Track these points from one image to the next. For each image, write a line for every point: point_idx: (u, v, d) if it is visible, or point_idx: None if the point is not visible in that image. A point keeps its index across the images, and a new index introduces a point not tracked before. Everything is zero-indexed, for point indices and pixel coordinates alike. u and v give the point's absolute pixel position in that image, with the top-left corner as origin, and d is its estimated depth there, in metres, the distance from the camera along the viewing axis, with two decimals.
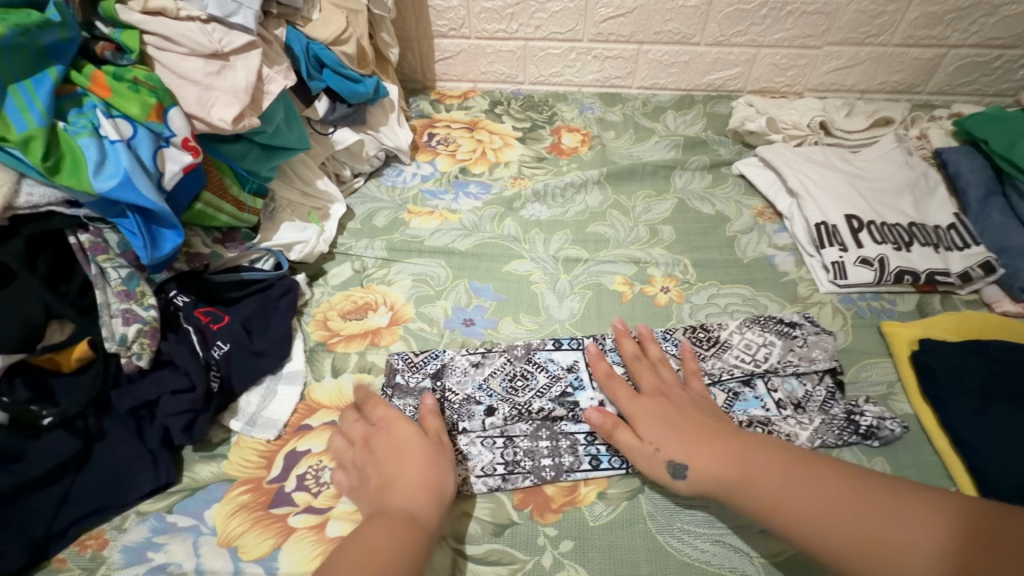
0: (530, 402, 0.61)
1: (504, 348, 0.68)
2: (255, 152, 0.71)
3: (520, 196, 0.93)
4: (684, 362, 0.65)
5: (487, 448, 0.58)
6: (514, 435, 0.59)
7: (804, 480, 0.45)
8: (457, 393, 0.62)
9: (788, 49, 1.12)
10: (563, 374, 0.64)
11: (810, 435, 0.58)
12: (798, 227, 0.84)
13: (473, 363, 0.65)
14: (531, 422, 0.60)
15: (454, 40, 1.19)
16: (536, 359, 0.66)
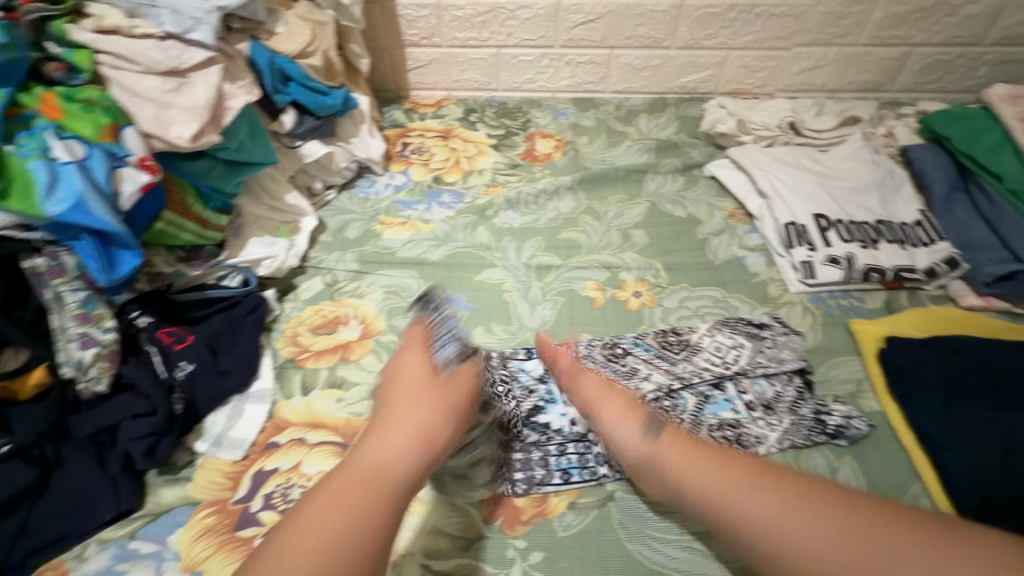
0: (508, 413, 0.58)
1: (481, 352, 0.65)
2: (218, 168, 0.70)
3: (492, 205, 0.93)
4: (655, 367, 0.64)
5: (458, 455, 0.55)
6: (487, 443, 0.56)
7: (769, 501, 0.42)
8: None
9: (757, 51, 1.14)
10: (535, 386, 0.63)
11: (778, 437, 0.59)
12: (768, 227, 0.84)
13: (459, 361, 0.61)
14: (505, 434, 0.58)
15: (427, 50, 1.19)
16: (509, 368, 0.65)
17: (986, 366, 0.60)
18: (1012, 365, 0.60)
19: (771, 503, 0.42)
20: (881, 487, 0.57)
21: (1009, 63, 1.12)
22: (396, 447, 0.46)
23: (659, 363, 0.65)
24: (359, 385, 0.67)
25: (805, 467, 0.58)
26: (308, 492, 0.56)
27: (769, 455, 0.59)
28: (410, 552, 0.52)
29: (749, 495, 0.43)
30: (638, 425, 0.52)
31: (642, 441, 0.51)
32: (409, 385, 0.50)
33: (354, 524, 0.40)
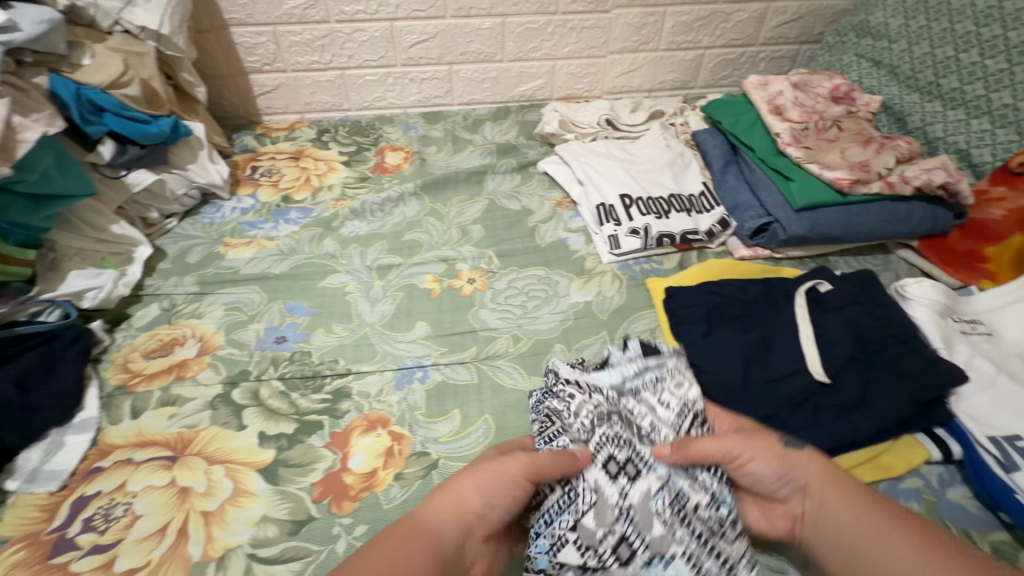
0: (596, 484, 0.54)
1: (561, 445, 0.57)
2: (20, 203, 0.69)
3: (338, 216, 0.97)
4: (571, 401, 0.61)
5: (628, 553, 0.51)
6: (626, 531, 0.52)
7: (876, 537, 0.47)
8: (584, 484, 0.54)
9: (579, 59, 1.28)
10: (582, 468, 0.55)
11: (666, 404, 0.60)
12: (585, 210, 0.96)
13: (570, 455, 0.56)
14: (617, 509, 0.53)
15: (270, 75, 1.21)
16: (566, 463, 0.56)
17: (736, 298, 0.71)
18: (758, 294, 0.71)
19: (864, 529, 0.48)
20: None
21: (782, 58, 1.33)
22: (458, 503, 0.49)
23: (565, 396, 0.61)
24: (194, 399, 0.67)
25: None
26: (132, 507, 0.56)
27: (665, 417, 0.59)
28: (238, 544, 0.54)
29: (845, 526, 0.49)
30: (781, 484, 0.54)
31: (798, 501, 0.53)
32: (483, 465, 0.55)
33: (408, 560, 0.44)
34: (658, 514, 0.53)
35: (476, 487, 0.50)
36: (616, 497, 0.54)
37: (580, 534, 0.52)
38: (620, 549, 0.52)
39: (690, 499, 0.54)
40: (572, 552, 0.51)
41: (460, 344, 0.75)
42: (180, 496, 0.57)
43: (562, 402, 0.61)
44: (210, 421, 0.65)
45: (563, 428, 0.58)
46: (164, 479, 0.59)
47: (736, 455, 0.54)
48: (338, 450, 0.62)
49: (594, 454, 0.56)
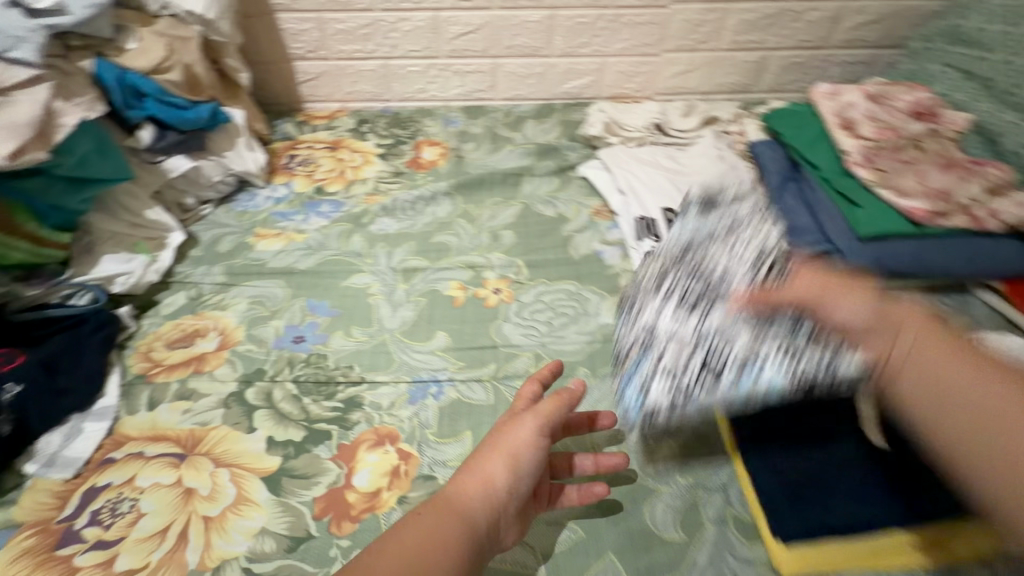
0: (664, 328, 0.61)
1: (638, 324, 0.65)
2: (59, 185, 0.69)
3: (367, 213, 0.96)
4: (653, 289, 0.68)
5: (704, 389, 0.54)
6: (698, 364, 0.56)
7: (989, 393, 0.40)
8: (660, 338, 0.61)
9: (631, 57, 1.20)
10: (661, 335, 0.61)
11: (739, 262, 0.65)
12: (624, 223, 0.90)
13: (650, 320, 0.64)
14: (692, 343, 0.57)
15: (314, 62, 1.20)
16: (653, 331, 0.62)
17: None
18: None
19: (988, 388, 0.41)
20: (693, 458, 0.61)
21: (856, 64, 1.22)
22: (485, 478, 0.49)
23: (649, 285, 0.69)
24: (209, 396, 0.67)
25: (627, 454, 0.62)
26: (138, 504, 0.56)
27: (737, 272, 0.64)
28: (236, 555, 0.53)
29: (958, 379, 0.42)
30: (863, 315, 0.48)
31: (890, 339, 0.46)
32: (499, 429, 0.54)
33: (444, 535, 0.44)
34: (745, 332, 0.56)
35: (500, 462, 0.50)
36: (693, 322, 0.60)
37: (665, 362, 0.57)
38: (703, 369, 0.55)
39: (782, 343, 0.53)
40: (658, 389, 0.57)
41: (478, 360, 0.72)
42: (185, 497, 0.57)
43: (648, 297, 0.67)
44: (221, 420, 0.64)
45: (647, 312, 0.65)
46: (172, 478, 0.58)
47: (817, 297, 0.52)
48: (343, 465, 0.60)
49: (670, 297, 0.65)
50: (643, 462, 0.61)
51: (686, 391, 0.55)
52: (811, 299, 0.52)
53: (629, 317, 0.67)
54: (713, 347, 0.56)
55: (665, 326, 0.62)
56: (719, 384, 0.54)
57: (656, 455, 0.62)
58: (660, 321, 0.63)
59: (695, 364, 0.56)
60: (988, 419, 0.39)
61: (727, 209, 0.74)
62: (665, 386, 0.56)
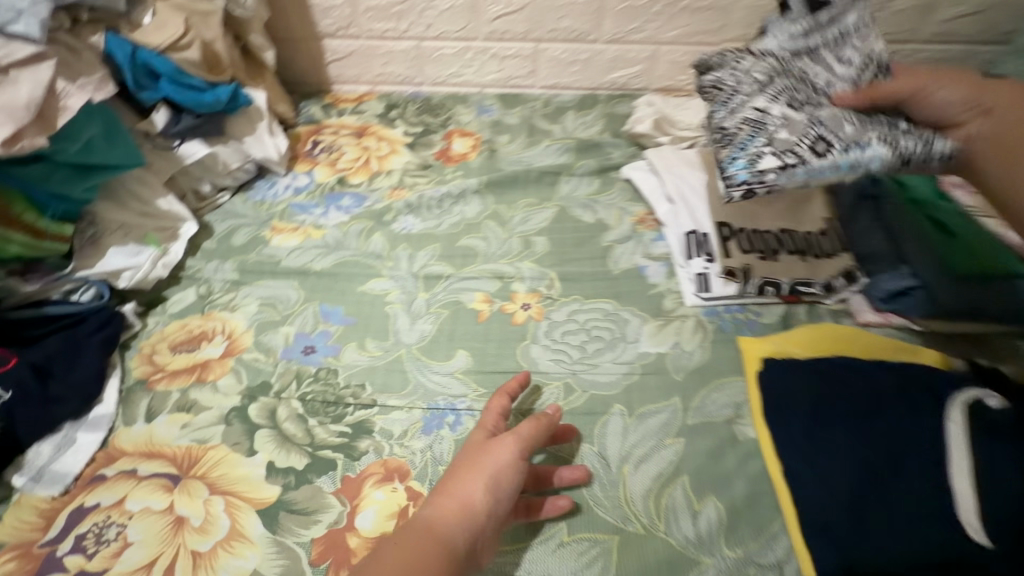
0: (768, 108, 0.68)
1: (740, 101, 0.71)
2: (63, 172, 0.64)
3: (391, 209, 0.89)
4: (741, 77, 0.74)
5: (805, 141, 0.64)
6: (799, 148, 0.63)
7: None
8: (769, 114, 0.67)
9: (687, 46, 1.09)
10: (778, 100, 0.68)
11: (845, 69, 0.72)
12: (672, 235, 0.80)
13: (741, 102, 0.71)
14: (799, 135, 0.64)
15: (344, 41, 1.13)
16: (748, 107, 0.69)
17: (855, 392, 0.58)
18: (886, 393, 0.58)
19: None
20: (744, 524, 0.54)
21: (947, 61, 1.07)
22: (464, 500, 0.49)
23: (735, 80, 0.74)
24: (209, 409, 0.62)
25: (665, 512, 0.55)
26: (125, 532, 0.52)
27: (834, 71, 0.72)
28: None
29: None
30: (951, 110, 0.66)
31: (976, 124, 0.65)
32: (473, 446, 0.54)
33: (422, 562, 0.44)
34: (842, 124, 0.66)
35: (477, 482, 0.50)
36: (806, 104, 0.68)
37: (771, 139, 0.65)
38: (819, 144, 0.63)
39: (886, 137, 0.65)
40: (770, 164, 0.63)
41: (501, 387, 0.64)
42: (175, 527, 0.52)
43: (730, 78, 0.74)
44: (221, 438, 0.59)
45: (734, 93, 0.72)
46: (163, 503, 0.54)
47: (920, 87, 0.67)
48: (347, 502, 0.54)
49: (765, 88, 0.71)
50: (684, 524, 0.54)
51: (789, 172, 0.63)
52: (919, 87, 0.67)
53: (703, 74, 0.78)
54: (816, 121, 0.65)
55: (777, 104, 0.68)
56: (818, 167, 0.63)
57: (699, 516, 0.54)
58: (756, 100, 0.70)
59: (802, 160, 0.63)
60: (999, 140, 0.64)
61: (815, 26, 0.75)
62: (776, 160, 0.63)
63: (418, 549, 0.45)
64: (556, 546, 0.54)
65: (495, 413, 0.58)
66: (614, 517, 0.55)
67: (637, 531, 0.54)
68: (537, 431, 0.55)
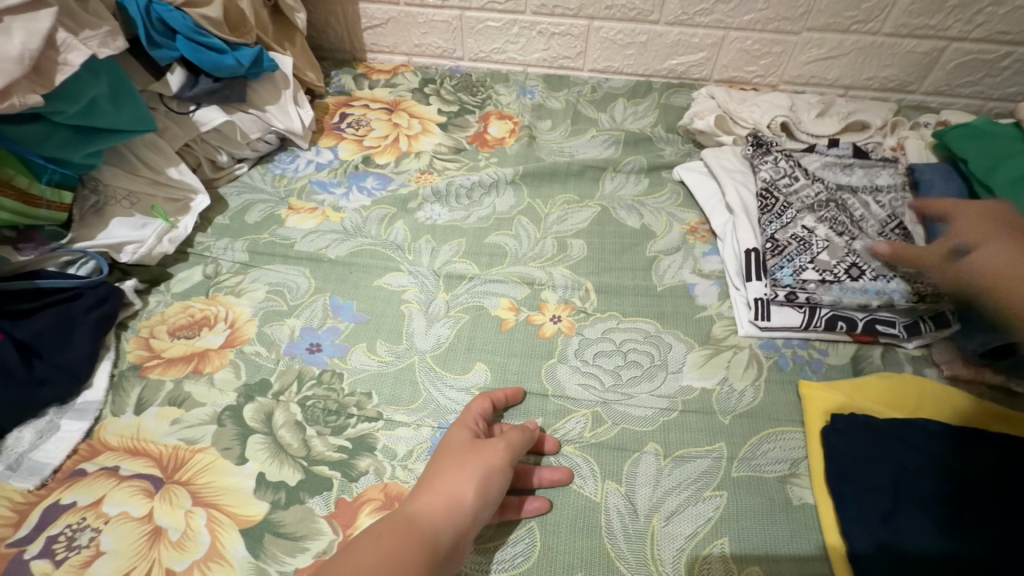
0: (803, 234, 0.66)
1: (781, 211, 0.69)
2: (62, 134, 0.59)
3: (416, 196, 0.81)
4: (790, 185, 0.71)
5: (828, 279, 0.62)
6: (818, 285, 0.62)
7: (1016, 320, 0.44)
8: (800, 237, 0.66)
9: (760, 33, 0.97)
10: (814, 224, 0.67)
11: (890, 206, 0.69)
12: (729, 251, 0.71)
13: (782, 211, 0.69)
14: (823, 269, 0.63)
15: (381, 6, 1.05)
16: (784, 221, 0.68)
17: (943, 470, 0.49)
18: (979, 475, 0.48)
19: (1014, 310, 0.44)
20: None
21: None
22: (449, 497, 0.43)
23: (781, 185, 0.72)
24: (203, 406, 0.57)
25: None
26: (98, 538, 0.47)
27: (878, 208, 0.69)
28: None
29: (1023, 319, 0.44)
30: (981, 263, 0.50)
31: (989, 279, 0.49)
32: (462, 439, 0.49)
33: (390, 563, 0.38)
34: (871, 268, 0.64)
35: (465, 478, 0.45)
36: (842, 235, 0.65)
37: (812, 258, 0.64)
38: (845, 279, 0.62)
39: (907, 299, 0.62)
40: (809, 276, 0.63)
41: (523, 411, 0.58)
42: (152, 538, 0.47)
43: (776, 182, 0.72)
44: (212, 441, 0.54)
45: (778, 200, 0.70)
46: (142, 509, 0.49)
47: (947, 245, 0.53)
48: (339, 530, 0.48)
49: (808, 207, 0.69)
50: None
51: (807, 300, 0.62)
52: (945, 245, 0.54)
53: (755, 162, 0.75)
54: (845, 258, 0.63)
55: (813, 228, 0.66)
56: (851, 287, 0.61)
57: None
58: (797, 215, 0.68)
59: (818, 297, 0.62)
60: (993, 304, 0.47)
61: (877, 169, 0.74)
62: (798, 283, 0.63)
63: (397, 547, 0.39)
64: None
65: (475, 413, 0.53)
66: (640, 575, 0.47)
67: None
68: (525, 433, 0.51)
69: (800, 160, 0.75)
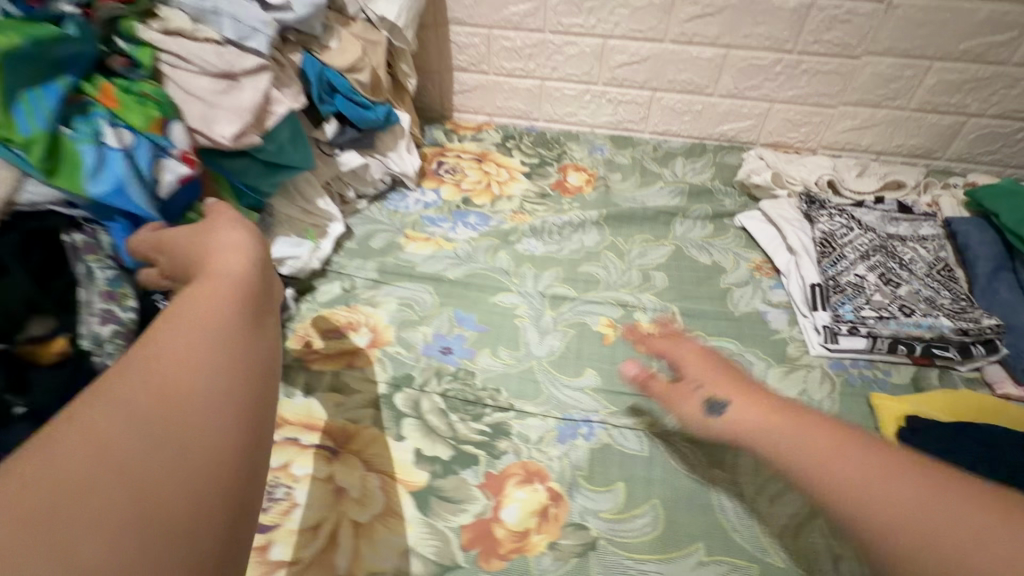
0: (855, 276, 0.79)
1: (835, 256, 0.82)
2: (256, 168, 0.73)
3: (516, 230, 0.94)
4: (842, 234, 0.84)
5: (882, 313, 0.74)
6: (872, 318, 0.74)
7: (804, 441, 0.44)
8: (852, 279, 0.78)
9: (802, 105, 1.14)
10: (864, 268, 0.79)
11: (930, 253, 0.82)
12: (794, 285, 0.82)
13: (836, 257, 0.82)
14: (876, 306, 0.75)
15: (473, 75, 1.23)
16: (839, 265, 0.81)
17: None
18: None
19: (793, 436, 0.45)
20: None
21: None
22: (233, 256, 0.37)
23: (835, 234, 0.85)
24: (361, 393, 0.67)
25: (804, 552, 0.55)
26: (292, 492, 0.56)
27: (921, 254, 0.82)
28: (382, 570, 0.52)
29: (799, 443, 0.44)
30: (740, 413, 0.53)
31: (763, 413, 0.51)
32: (226, 225, 0.41)
33: (219, 355, 0.30)
34: (919, 304, 0.75)
35: (224, 252, 0.37)
36: (889, 278, 0.78)
37: (866, 299, 0.76)
38: (896, 313, 0.74)
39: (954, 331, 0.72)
40: (867, 311, 0.75)
41: (633, 409, 0.67)
42: (336, 495, 0.56)
43: (829, 231, 0.85)
44: (371, 421, 0.64)
45: (832, 247, 0.83)
46: (324, 472, 0.58)
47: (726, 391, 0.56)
48: (491, 496, 0.57)
49: (859, 253, 0.82)
50: (824, 564, 0.54)
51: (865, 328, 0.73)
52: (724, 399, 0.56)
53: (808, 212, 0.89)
54: (894, 297, 0.76)
55: (864, 271, 0.79)
56: (904, 321, 0.73)
57: (841, 559, 0.54)
58: (849, 261, 0.81)
59: (875, 327, 0.73)
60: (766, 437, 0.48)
61: (919, 218, 0.87)
62: (855, 315, 0.74)
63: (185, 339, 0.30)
64: (695, 564, 0.54)
65: (206, 247, 0.39)
66: (752, 545, 0.55)
67: (776, 563, 0.54)
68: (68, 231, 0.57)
69: (852, 212, 0.89)
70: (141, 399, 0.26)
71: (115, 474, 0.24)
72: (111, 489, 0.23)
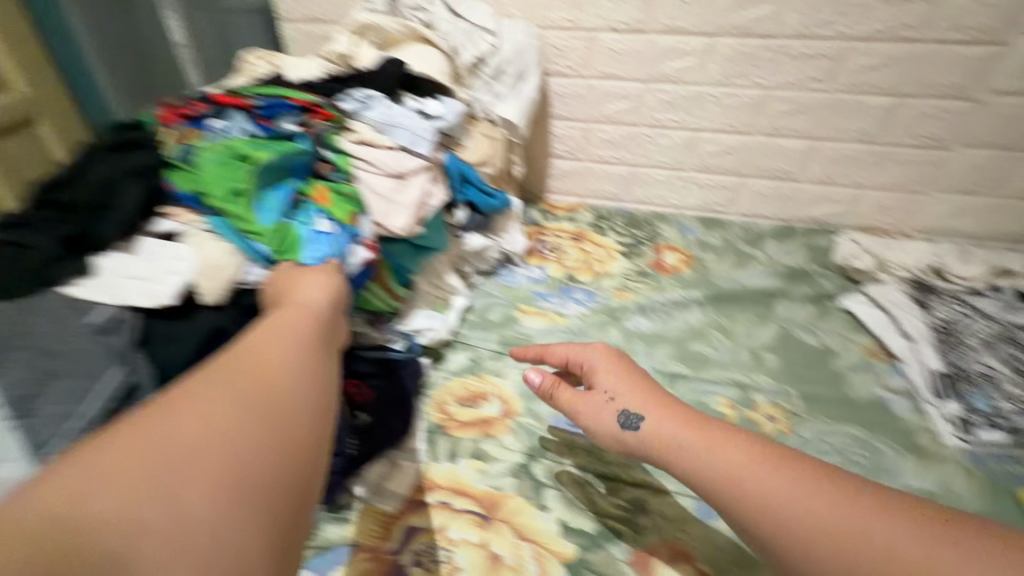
0: (980, 368, 0.83)
1: (956, 346, 0.87)
2: (407, 249, 0.82)
3: (624, 308, 1.00)
4: (959, 325, 0.90)
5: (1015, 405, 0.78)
6: (1007, 410, 0.78)
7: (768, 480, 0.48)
8: (979, 370, 0.83)
9: (894, 191, 1.18)
10: (987, 360, 0.84)
11: None
12: (915, 372, 0.83)
13: (957, 347, 0.87)
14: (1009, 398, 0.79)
15: (569, 161, 1.33)
16: (962, 356, 0.85)
17: None
18: None
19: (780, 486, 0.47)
20: None
21: None
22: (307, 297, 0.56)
23: (952, 325, 0.90)
24: (501, 461, 0.71)
25: None
26: (453, 557, 0.61)
27: None
28: None
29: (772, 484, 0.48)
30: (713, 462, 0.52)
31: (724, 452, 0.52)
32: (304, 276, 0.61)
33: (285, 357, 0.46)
34: None
35: (310, 291, 0.58)
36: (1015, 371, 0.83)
37: (998, 390, 0.80)
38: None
39: None
40: (1001, 403, 0.78)
41: None
42: (493, 562, 0.60)
43: (945, 323, 0.91)
44: (515, 490, 0.68)
45: (951, 337, 0.88)
46: (478, 537, 0.63)
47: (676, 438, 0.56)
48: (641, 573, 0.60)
49: (981, 346, 0.87)
50: None
51: (1001, 419, 0.77)
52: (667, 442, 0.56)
53: (920, 303, 0.95)
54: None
55: (989, 363, 0.84)
56: None
57: None
58: (971, 352, 0.86)
59: (1012, 418, 0.76)
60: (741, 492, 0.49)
61: None
62: (989, 406, 0.78)
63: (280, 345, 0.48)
64: None
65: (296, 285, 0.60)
66: None
67: None
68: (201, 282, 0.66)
69: (965, 304, 0.94)
70: (234, 374, 0.42)
71: (219, 426, 0.38)
72: (216, 444, 0.37)
